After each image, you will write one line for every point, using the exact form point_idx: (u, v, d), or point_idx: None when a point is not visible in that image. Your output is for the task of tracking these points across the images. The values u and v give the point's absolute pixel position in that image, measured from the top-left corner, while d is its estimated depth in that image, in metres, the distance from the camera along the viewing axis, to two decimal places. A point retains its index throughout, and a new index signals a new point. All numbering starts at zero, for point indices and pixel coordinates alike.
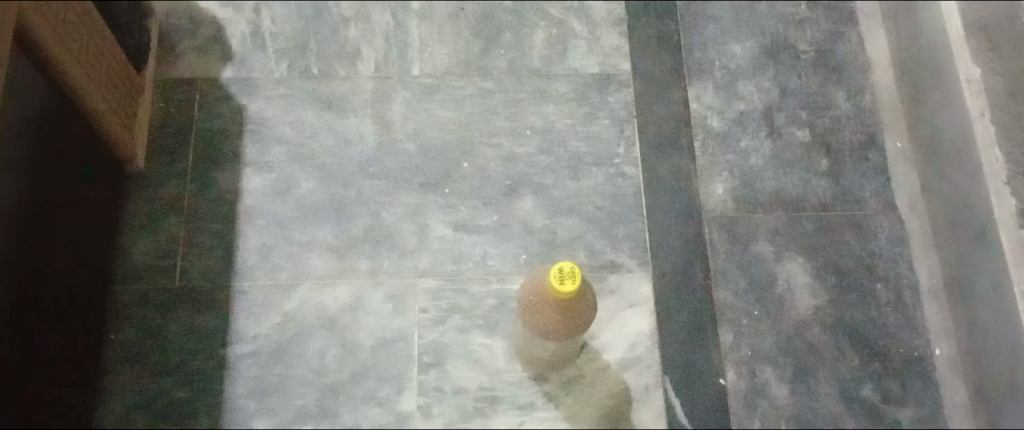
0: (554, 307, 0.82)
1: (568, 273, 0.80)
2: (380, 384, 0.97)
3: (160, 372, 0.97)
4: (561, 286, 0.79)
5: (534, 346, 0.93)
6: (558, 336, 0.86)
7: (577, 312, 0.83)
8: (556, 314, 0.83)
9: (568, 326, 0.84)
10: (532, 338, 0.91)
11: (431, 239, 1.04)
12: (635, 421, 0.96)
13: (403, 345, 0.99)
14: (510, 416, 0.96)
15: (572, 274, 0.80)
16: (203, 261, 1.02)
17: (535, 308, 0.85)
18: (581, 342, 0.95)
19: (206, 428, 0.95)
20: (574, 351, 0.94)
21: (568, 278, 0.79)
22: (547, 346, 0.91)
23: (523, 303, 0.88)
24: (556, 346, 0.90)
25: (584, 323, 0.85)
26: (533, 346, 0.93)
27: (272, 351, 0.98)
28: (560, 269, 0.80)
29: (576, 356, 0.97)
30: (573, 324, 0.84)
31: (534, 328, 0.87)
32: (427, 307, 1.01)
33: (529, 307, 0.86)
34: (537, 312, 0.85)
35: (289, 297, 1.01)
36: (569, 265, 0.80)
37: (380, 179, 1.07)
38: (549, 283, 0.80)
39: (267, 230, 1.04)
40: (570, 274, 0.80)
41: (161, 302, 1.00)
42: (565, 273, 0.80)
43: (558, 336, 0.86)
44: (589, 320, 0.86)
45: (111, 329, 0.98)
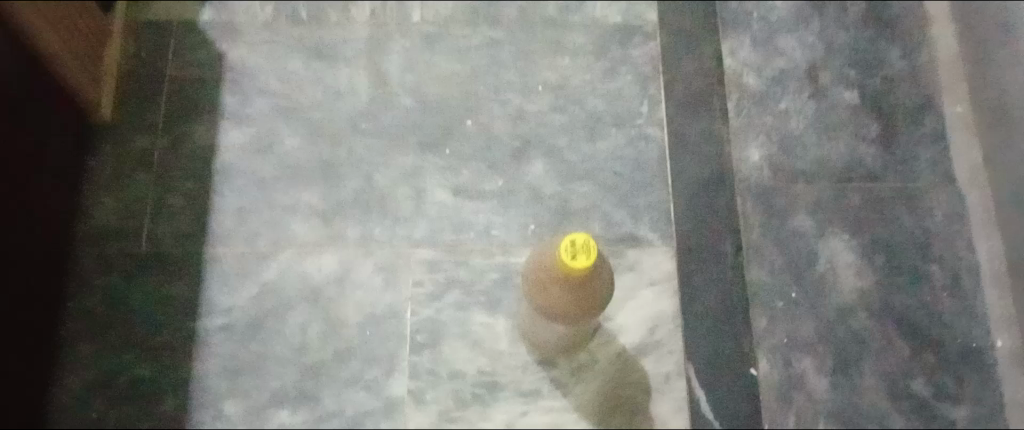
0: (564, 285, 0.71)
1: (581, 246, 0.67)
2: (367, 365, 0.87)
3: (122, 346, 0.87)
4: (572, 262, 0.67)
5: (540, 326, 0.81)
6: (564, 317, 0.75)
7: (592, 292, 0.72)
8: (562, 289, 0.72)
9: (576, 305, 0.73)
10: (539, 319, 0.80)
11: (429, 205, 0.93)
12: (653, 413, 0.85)
13: (394, 322, 0.89)
14: (511, 405, 0.86)
15: (587, 248, 0.67)
16: (174, 224, 0.91)
17: (540, 284, 0.73)
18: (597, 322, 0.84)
19: (172, 410, 0.85)
20: (588, 330, 0.83)
21: (581, 253, 0.67)
22: (555, 328, 0.80)
23: (527, 279, 0.76)
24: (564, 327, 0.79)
25: (596, 304, 0.74)
26: (540, 326, 0.81)
27: (247, 325, 0.88)
28: (572, 241, 0.68)
29: (592, 335, 0.86)
30: (587, 305, 0.73)
31: (537, 306, 0.76)
32: (423, 280, 0.91)
33: (533, 283, 0.75)
34: (543, 288, 0.73)
35: (268, 265, 0.90)
36: (583, 235, 0.68)
37: (373, 137, 0.96)
38: (559, 258, 0.68)
39: (245, 191, 0.93)
40: (583, 248, 0.67)
41: (126, 269, 0.89)
42: (578, 246, 0.67)
43: (566, 317, 0.74)
44: (605, 301, 0.75)
45: (70, 295, 0.88)
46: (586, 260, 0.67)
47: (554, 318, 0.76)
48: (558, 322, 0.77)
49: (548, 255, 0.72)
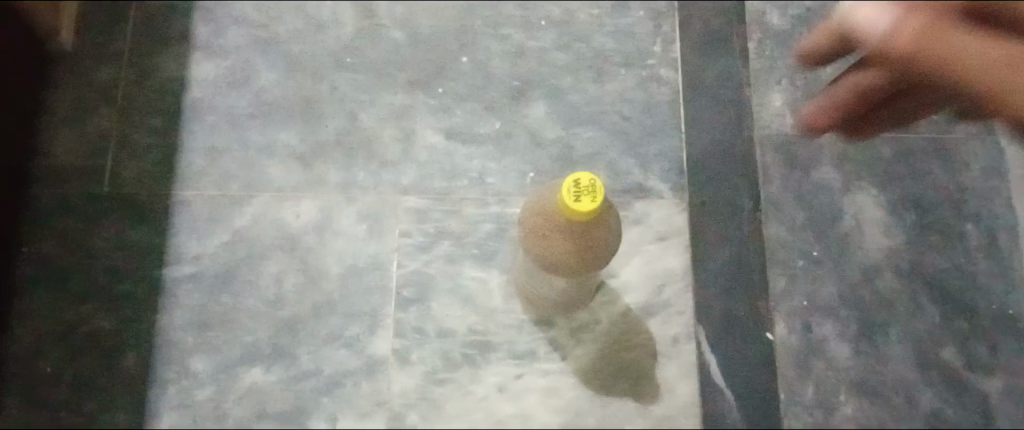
0: (566, 231, 0.63)
1: (587, 187, 0.60)
2: (347, 321, 0.80)
3: (81, 294, 0.79)
4: (576, 205, 0.59)
5: (538, 281, 0.75)
6: (564, 269, 0.67)
7: (597, 240, 0.64)
8: (562, 236, 0.64)
9: (578, 255, 0.65)
10: (537, 272, 0.73)
11: (418, 149, 0.85)
12: (659, 379, 0.78)
13: (378, 275, 0.81)
14: (504, 367, 0.79)
15: (593, 189, 0.60)
16: (140, 163, 0.83)
17: (539, 231, 0.66)
18: (599, 279, 0.77)
19: (135, 365, 0.78)
20: (590, 285, 0.76)
21: (587, 194, 0.60)
22: (554, 282, 0.73)
23: (524, 226, 0.69)
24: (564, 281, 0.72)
25: (600, 255, 0.66)
26: (538, 281, 0.75)
27: (218, 275, 0.81)
28: (576, 181, 0.60)
29: (593, 292, 0.79)
30: (590, 255, 0.66)
31: (534, 256, 0.69)
32: (410, 230, 0.83)
33: (531, 231, 0.67)
34: (543, 236, 0.66)
35: (241, 211, 0.82)
36: (590, 175, 0.60)
37: (359, 73, 0.87)
38: (561, 200, 0.60)
39: (218, 129, 0.85)
40: (590, 189, 0.60)
41: (86, 212, 0.82)
42: (583, 187, 0.60)
43: (567, 269, 0.67)
44: (611, 252, 0.67)
45: (24, 238, 0.80)
46: (592, 203, 0.60)
47: (553, 271, 0.68)
48: (557, 275, 0.70)
49: (550, 199, 0.64)
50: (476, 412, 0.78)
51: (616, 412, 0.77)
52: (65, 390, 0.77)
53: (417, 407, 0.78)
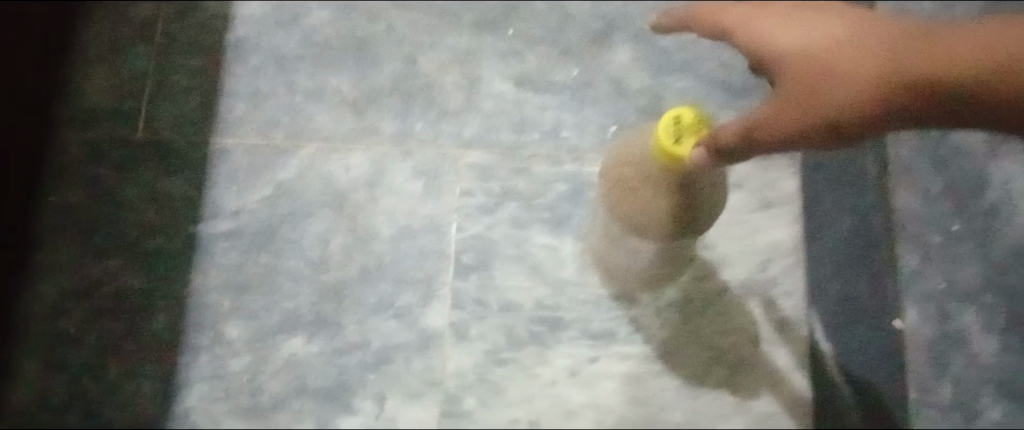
0: (661, 184, 0.52)
1: (689, 124, 0.48)
2: (398, 288, 0.70)
3: (107, 248, 0.72)
4: (678, 147, 0.48)
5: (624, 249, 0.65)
6: (657, 228, 0.56)
7: (696, 197, 0.54)
8: (657, 186, 0.53)
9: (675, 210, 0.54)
10: (622, 237, 0.63)
11: (484, 97, 0.75)
12: (763, 370, 0.68)
13: (434, 239, 0.72)
14: (577, 349, 0.68)
15: (697, 126, 0.48)
16: (176, 107, 0.75)
17: (628, 184, 0.55)
18: (689, 247, 0.66)
19: (163, 328, 0.70)
20: (682, 247, 0.65)
21: (691, 132, 0.48)
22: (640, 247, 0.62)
23: (610, 178, 0.58)
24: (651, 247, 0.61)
25: (700, 209, 0.55)
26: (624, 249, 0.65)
27: (257, 232, 0.72)
28: (677, 118, 0.48)
29: (684, 259, 0.68)
30: (688, 217, 0.55)
31: (620, 213, 0.57)
32: (472, 189, 0.73)
33: (618, 183, 0.56)
34: (632, 187, 0.55)
35: (286, 162, 0.74)
36: (691, 110, 0.48)
37: (420, 11, 0.77)
38: (657, 142, 0.49)
39: (263, 71, 0.76)
40: (693, 126, 0.48)
41: (118, 158, 0.74)
42: (686, 123, 0.48)
43: (661, 228, 0.56)
44: (711, 215, 0.57)
45: (50, 187, 0.73)
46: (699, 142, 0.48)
47: (643, 232, 0.57)
48: (645, 236, 0.58)
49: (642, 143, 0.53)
50: (542, 398, 0.67)
51: (708, 405, 0.67)
52: (86, 353, 0.69)
53: (475, 390, 0.68)
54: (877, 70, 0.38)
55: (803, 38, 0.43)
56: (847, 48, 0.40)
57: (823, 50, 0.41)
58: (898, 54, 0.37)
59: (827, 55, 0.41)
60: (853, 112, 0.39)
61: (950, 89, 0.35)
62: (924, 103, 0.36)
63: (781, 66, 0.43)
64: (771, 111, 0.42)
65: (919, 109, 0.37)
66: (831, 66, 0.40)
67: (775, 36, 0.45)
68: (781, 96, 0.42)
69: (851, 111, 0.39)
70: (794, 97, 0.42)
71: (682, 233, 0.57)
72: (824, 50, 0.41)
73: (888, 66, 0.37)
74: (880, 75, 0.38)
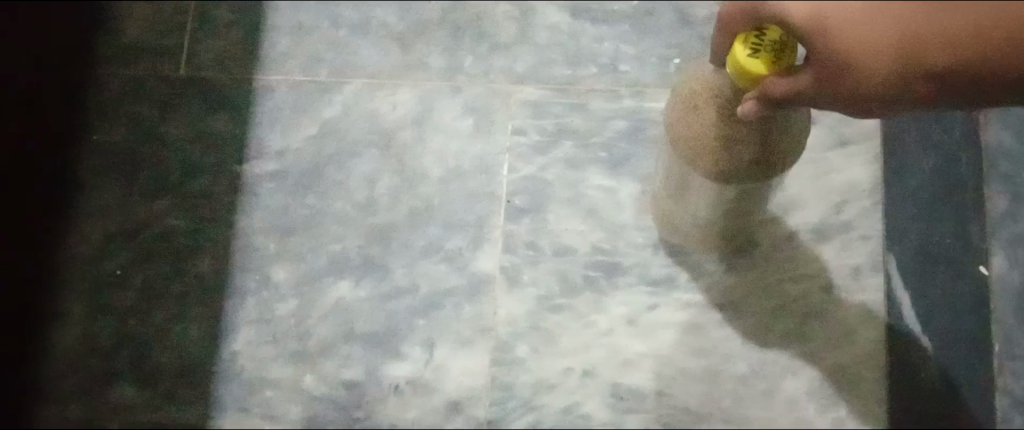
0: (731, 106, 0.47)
1: (774, 40, 0.38)
2: (448, 232, 0.68)
3: (152, 189, 0.70)
4: (750, 61, 0.38)
5: (685, 196, 0.60)
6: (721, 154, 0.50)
7: (766, 137, 0.48)
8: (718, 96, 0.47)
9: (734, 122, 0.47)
10: (680, 178, 0.57)
11: (537, 29, 0.71)
12: (835, 319, 0.64)
13: (485, 180, 0.68)
14: (635, 296, 0.65)
15: (782, 46, 0.38)
16: (217, 43, 0.72)
17: (694, 105, 0.49)
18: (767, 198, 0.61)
19: (209, 271, 0.68)
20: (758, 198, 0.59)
21: (771, 52, 0.38)
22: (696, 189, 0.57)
23: (675, 106, 0.52)
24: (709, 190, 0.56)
25: (774, 132, 0.48)
26: (684, 196, 0.60)
27: (303, 173, 0.70)
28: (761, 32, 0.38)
29: (753, 216, 0.62)
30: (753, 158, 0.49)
31: (679, 138, 0.52)
32: (524, 127, 0.69)
33: (684, 109, 0.51)
34: (697, 104, 0.49)
35: (330, 100, 0.71)
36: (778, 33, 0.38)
37: None
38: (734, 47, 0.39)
39: (307, 3, 0.73)
40: (776, 46, 0.38)
41: (160, 96, 0.72)
42: (769, 40, 0.38)
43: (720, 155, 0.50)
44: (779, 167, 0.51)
45: (92, 125, 0.71)
46: (770, 64, 0.38)
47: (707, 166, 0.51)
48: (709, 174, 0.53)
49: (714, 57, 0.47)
50: (599, 347, 0.64)
51: (774, 356, 0.63)
52: (134, 295, 0.68)
53: (527, 337, 0.65)
54: (924, 53, 0.34)
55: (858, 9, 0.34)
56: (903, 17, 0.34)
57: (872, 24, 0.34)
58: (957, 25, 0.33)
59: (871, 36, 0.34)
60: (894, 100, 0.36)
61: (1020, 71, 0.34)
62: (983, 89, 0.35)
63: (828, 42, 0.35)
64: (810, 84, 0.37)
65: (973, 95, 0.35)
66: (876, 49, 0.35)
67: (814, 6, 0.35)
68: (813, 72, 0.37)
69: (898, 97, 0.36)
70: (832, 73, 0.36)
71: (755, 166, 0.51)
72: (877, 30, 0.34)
73: (950, 37, 0.33)
74: (938, 49, 0.34)
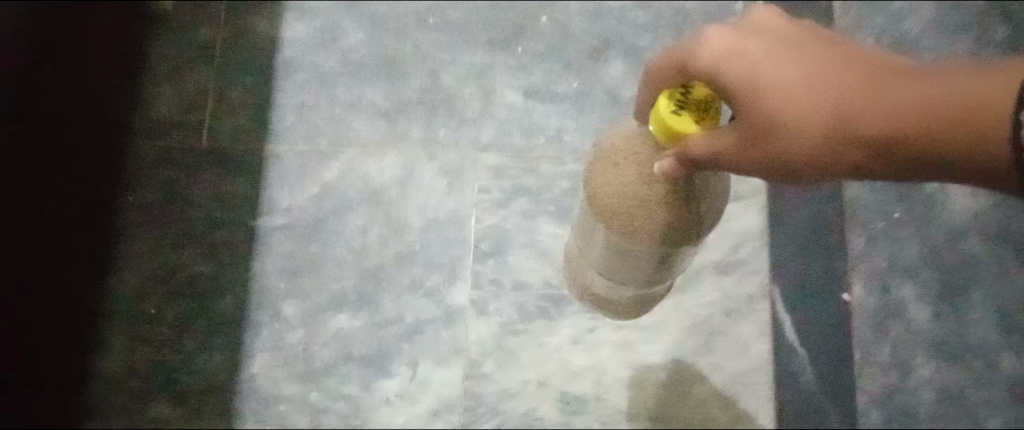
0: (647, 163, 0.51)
1: (700, 98, 0.46)
2: (427, 271, 0.83)
3: (180, 240, 0.85)
4: (674, 118, 0.46)
5: (612, 255, 0.62)
6: (644, 208, 0.53)
7: (686, 197, 0.52)
8: (639, 151, 0.52)
9: (654, 173, 0.51)
10: (606, 240, 0.60)
11: (497, 107, 0.88)
12: (734, 335, 0.80)
13: (456, 228, 0.84)
14: (579, 320, 0.81)
15: (705, 106, 0.46)
16: (235, 119, 0.88)
17: (617, 164, 0.54)
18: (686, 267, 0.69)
19: (230, 307, 0.83)
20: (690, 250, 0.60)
21: (696, 111, 0.46)
22: (621, 250, 0.59)
23: (597, 169, 0.56)
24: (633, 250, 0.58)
25: (695, 178, 0.51)
26: (612, 255, 0.62)
27: (308, 226, 0.85)
28: (688, 91, 0.46)
29: (669, 279, 0.70)
30: (672, 215, 0.53)
31: (603, 194, 0.55)
32: (488, 187, 0.85)
33: (605, 170, 0.55)
34: (617, 162, 0.54)
35: (330, 165, 0.86)
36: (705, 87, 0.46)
37: (442, 33, 0.90)
38: (657, 106, 0.47)
39: (309, 86, 0.89)
40: (701, 106, 0.46)
41: (185, 163, 0.87)
42: (694, 98, 0.46)
43: (643, 208, 0.53)
44: (695, 226, 0.55)
45: (129, 187, 0.86)
46: (695, 123, 0.46)
47: (638, 223, 0.54)
48: (636, 233, 0.55)
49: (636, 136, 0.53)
50: (551, 361, 0.80)
51: (688, 365, 0.80)
52: (165, 329, 0.82)
53: (493, 356, 0.81)
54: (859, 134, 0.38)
55: (788, 79, 0.41)
56: (823, 88, 0.40)
57: (791, 88, 0.41)
58: (850, 95, 0.38)
59: (794, 104, 0.40)
60: (814, 166, 0.41)
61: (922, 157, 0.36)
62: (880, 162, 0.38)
63: (754, 107, 0.42)
64: (732, 139, 0.44)
65: (881, 166, 0.38)
66: (800, 116, 0.40)
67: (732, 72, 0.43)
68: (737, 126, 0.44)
69: (816, 159, 0.41)
70: (755, 132, 0.43)
71: (683, 213, 0.53)
72: (788, 94, 0.41)
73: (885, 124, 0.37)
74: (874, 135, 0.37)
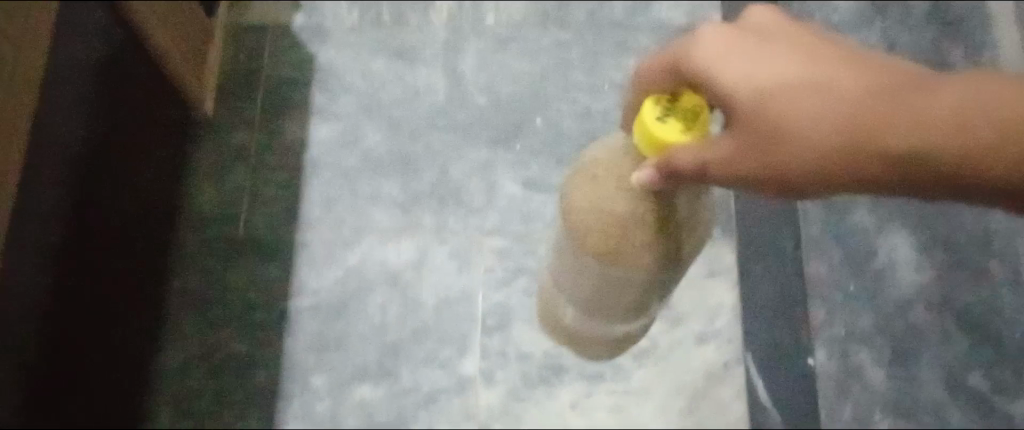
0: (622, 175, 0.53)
1: (688, 108, 0.48)
2: (440, 345, 0.94)
3: (219, 321, 0.95)
4: (660, 125, 0.48)
5: (593, 277, 0.63)
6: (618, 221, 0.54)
7: (659, 212, 0.54)
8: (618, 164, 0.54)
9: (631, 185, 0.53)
10: (585, 261, 0.61)
11: (500, 197, 0.99)
12: (714, 399, 0.90)
13: (466, 306, 0.95)
14: (576, 387, 0.91)
15: (694, 114, 0.48)
16: (269, 212, 0.99)
17: (594, 177, 0.55)
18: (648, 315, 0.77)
19: (264, 380, 0.93)
20: (673, 270, 0.61)
21: (683, 120, 0.48)
22: (599, 269, 0.60)
23: (575, 183, 0.58)
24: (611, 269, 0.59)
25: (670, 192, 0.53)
26: (593, 278, 0.63)
27: (333, 306, 0.96)
28: (676, 102, 0.48)
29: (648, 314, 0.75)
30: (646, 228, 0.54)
31: (580, 208, 0.57)
32: (494, 267, 0.96)
33: (584, 183, 0.56)
34: (594, 175, 0.56)
35: (352, 251, 0.98)
36: (696, 97, 0.48)
37: (451, 133, 1.02)
38: (641, 115, 0.49)
39: (333, 181, 1.01)
40: (691, 113, 0.48)
41: (224, 252, 0.98)
42: (682, 106, 0.48)
43: (617, 221, 0.54)
44: (670, 244, 0.56)
45: (174, 275, 0.97)
46: (683, 131, 0.47)
47: (618, 240, 0.55)
48: (610, 249, 0.56)
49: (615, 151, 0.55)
50: (552, 424, 0.90)
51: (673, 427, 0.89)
52: (206, 402, 0.92)
53: (500, 420, 0.91)
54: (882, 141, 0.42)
55: (806, 87, 0.45)
56: (841, 94, 0.44)
57: (808, 97, 0.45)
58: (869, 108, 0.42)
59: (816, 109, 0.44)
60: (822, 172, 0.45)
61: (942, 164, 0.40)
62: (893, 168, 0.42)
63: (771, 110, 0.46)
64: (727, 147, 0.47)
65: (890, 173, 0.43)
66: (819, 123, 0.44)
67: (736, 77, 0.47)
68: (734, 134, 0.48)
69: (824, 165, 0.45)
70: (768, 140, 0.47)
71: (661, 229, 0.55)
72: (800, 106, 0.45)
73: (916, 129, 0.40)
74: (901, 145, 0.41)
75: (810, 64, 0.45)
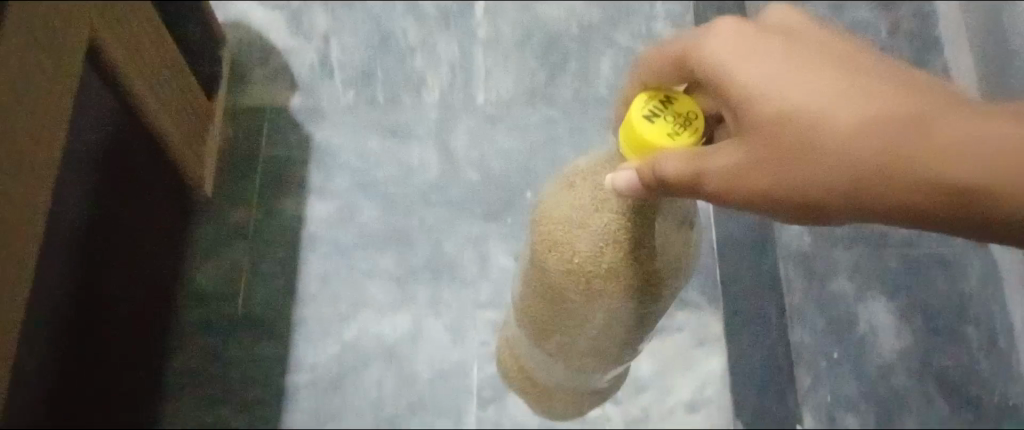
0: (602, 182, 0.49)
1: (682, 112, 0.42)
2: (436, 417, 0.95)
3: (217, 399, 0.96)
4: (648, 126, 0.41)
5: (565, 312, 0.58)
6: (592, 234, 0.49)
7: (637, 231, 0.48)
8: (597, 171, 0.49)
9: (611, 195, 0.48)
10: (557, 294, 0.56)
11: (492, 270, 1.02)
12: None
13: (462, 378, 0.97)
14: None
15: (687, 120, 0.42)
16: (267, 289, 1.02)
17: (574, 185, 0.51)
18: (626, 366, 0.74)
19: None
20: (653, 307, 0.56)
21: (675, 122, 0.42)
22: (572, 300, 0.55)
23: (553, 198, 0.53)
24: (586, 297, 0.54)
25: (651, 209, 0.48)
26: (565, 312, 0.58)
27: (330, 380, 0.97)
28: (671, 103, 0.42)
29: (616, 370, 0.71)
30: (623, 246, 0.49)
31: (556, 220, 0.52)
32: (488, 339, 0.99)
33: (563, 194, 0.51)
34: (573, 183, 0.51)
35: (349, 325, 1.00)
36: (692, 102, 0.42)
37: (445, 208, 1.06)
38: (631, 110, 0.42)
39: (331, 257, 1.03)
40: (681, 119, 0.42)
41: (223, 329, 1.00)
42: (675, 109, 0.42)
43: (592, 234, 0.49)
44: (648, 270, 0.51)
45: (172, 353, 0.98)
46: (669, 136, 0.41)
47: (588, 258, 0.50)
48: (584, 268, 0.51)
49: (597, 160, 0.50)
50: None
51: None
52: None
53: None
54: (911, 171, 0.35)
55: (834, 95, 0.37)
56: (876, 106, 0.36)
57: (833, 105, 0.37)
58: (903, 125, 0.35)
59: (841, 117, 0.37)
60: (832, 194, 0.38)
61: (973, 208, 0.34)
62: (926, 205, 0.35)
63: (785, 119, 0.38)
64: (736, 160, 0.40)
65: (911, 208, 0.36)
66: (842, 137, 0.37)
67: (753, 75, 0.39)
68: (740, 143, 0.40)
69: (836, 192, 0.38)
70: (779, 154, 0.39)
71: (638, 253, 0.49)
72: (830, 106, 0.37)
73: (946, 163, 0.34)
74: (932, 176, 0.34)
75: (845, 64, 0.38)
